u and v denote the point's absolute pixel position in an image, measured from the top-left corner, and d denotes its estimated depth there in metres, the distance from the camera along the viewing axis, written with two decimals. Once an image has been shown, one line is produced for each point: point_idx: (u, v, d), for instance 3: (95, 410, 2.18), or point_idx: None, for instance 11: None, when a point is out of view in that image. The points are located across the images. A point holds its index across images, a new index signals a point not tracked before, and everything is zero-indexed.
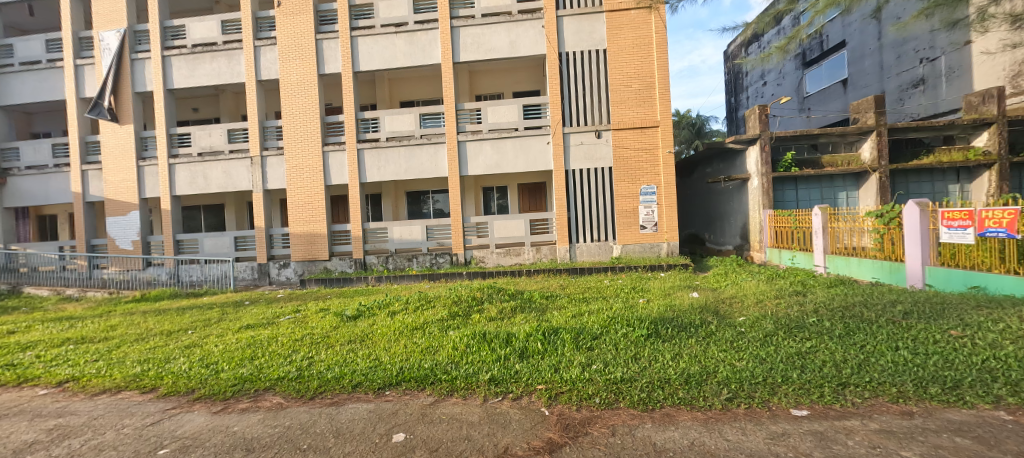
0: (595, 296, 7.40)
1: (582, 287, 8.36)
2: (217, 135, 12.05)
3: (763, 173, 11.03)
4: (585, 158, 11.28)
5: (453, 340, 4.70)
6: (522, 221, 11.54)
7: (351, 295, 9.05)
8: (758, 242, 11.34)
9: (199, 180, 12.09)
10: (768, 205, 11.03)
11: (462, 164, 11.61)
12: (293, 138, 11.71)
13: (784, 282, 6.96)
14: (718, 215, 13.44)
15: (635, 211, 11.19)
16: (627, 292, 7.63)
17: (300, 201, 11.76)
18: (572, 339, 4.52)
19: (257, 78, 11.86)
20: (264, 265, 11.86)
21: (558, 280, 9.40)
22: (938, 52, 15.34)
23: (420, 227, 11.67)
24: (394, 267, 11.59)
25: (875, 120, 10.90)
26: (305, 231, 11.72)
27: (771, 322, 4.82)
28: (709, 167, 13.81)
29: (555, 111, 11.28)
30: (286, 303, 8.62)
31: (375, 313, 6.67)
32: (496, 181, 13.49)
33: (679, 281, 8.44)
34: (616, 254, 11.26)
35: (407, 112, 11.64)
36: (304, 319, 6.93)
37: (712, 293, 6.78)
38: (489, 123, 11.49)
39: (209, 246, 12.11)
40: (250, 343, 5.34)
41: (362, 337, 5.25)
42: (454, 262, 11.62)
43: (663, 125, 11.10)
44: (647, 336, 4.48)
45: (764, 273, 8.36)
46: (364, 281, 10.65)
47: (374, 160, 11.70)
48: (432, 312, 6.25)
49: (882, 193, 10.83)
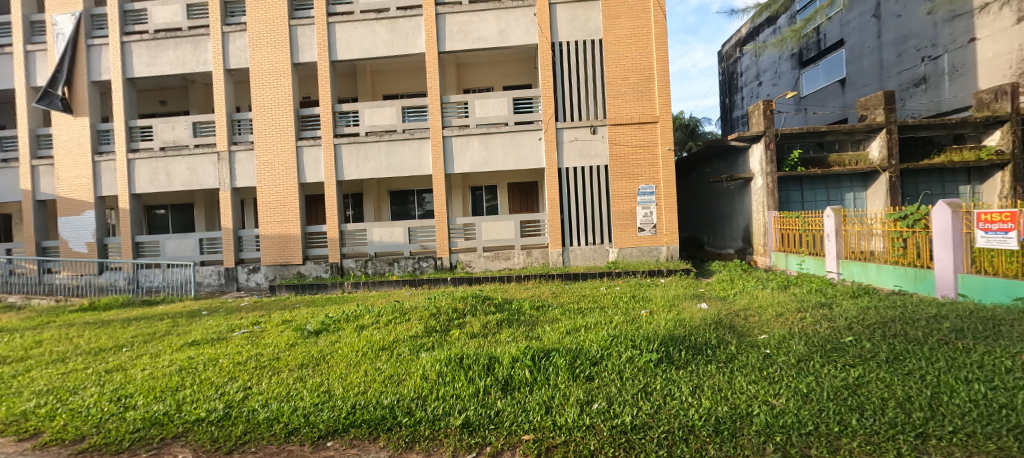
0: (593, 307, 6.61)
1: (577, 296, 7.59)
2: (182, 128, 11.11)
3: (768, 172, 10.36)
4: (580, 155, 10.54)
5: (423, 365, 3.90)
6: (512, 223, 10.75)
7: (321, 305, 8.18)
8: (762, 245, 10.67)
9: (161, 177, 11.15)
10: (773, 206, 10.35)
11: (447, 161, 10.78)
12: (263, 132, 10.81)
13: (800, 291, 6.25)
14: (718, 217, 12.81)
15: (633, 212, 10.45)
16: (626, 302, 6.84)
17: (270, 201, 10.85)
18: (567, 364, 3.74)
19: (226, 67, 10.96)
20: (232, 270, 10.94)
21: (550, 287, 8.64)
22: (940, 50, 14.76)
23: (402, 228, 10.81)
24: (373, 272, 10.70)
25: (886, 117, 10.28)
26: (276, 233, 10.82)
27: (803, 342, 4.07)
28: (709, 167, 13.16)
29: (547, 105, 10.52)
30: (248, 313, 7.75)
31: (340, 328, 5.83)
32: (485, 181, 12.71)
33: (682, 288, 7.70)
34: (612, 258, 10.50)
35: (389, 105, 10.80)
36: (260, 334, 6.08)
37: (723, 304, 6.02)
38: (477, 117, 10.71)
39: (173, 248, 11.16)
40: (183, 368, 4.51)
41: (318, 359, 4.44)
42: (439, 267, 10.77)
43: (662, 120, 10.38)
44: (658, 360, 3.72)
45: (773, 280, 7.66)
46: (339, 287, 9.80)
47: (352, 157, 10.83)
48: (405, 327, 5.42)
49: (893, 194, 10.21)
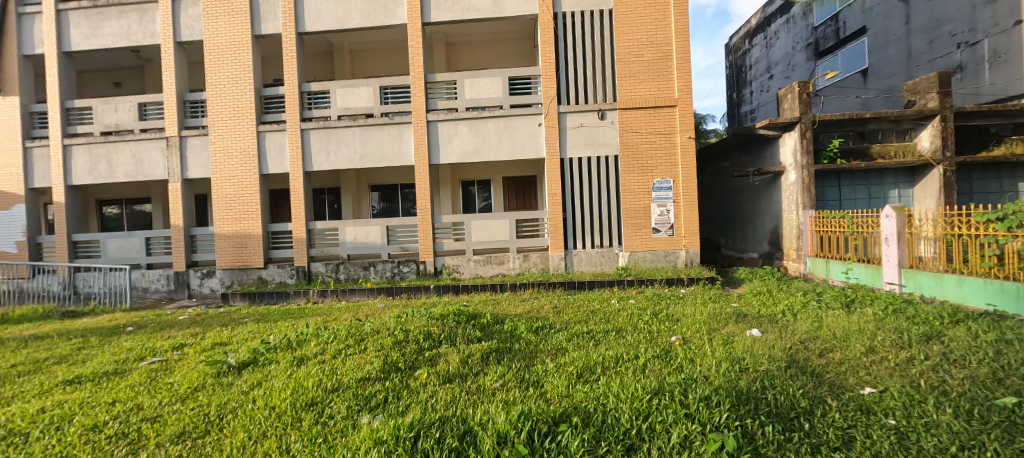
0: (607, 330, 5.14)
1: (585, 314, 6.14)
2: (126, 110, 9.60)
3: (803, 165, 8.94)
4: (586, 144, 9.09)
5: (352, 447, 2.47)
6: (507, 222, 9.31)
7: (272, 322, 6.73)
8: (795, 250, 9.27)
9: (102, 167, 9.63)
10: (809, 205, 8.95)
11: (431, 149, 9.29)
12: (219, 115, 9.33)
13: (876, 314, 4.83)
14: (739, 217, 11.40)
15: (647, 210, 9.01)
16: (651, 324, 5.40)
17: (227, 194, 9.35)
18: (585, 452, 2.34)
19: (176, 40, 9.47)
20: (182, 274, 9.44)
21: (551, 299, 7.21)
22: (980, 35, 13.29)
23: (379, 228, 9.31)
24: (346, 278, 9.25)
25: (939, 102, 8.90)
26: (234, 232, 9.34)
27: (949, 410, 2.68)
28: (727, 161, 11.70)
29: (548, 86, 9.07)
30: (179, 332, 6.30)
31: (274, 360, 4.37)
32: (477, 175, 11.28)
33: (714, 305, 6.29)
34: (622, 263, 9.06)
35: (365, 85, 9.31)
36: (167, 368, 4.60)
37: (781, 331, 4.58)
38: (466, 99, 9.22)
39: (115, 249, 9.64)
40: (8, 434, 3.04)
41: (211, 424, 2.99)
42: (422, 272, 9.29)
43: (682, 104, 8.95)
44: (736, 447, 2.32)
45: (825, 295, 6.27)
46: (303, 296, 8.38)
47: (321, 144, 9.34)
48: (356, 362, 3.98)
49: (947, 192, 8.81)
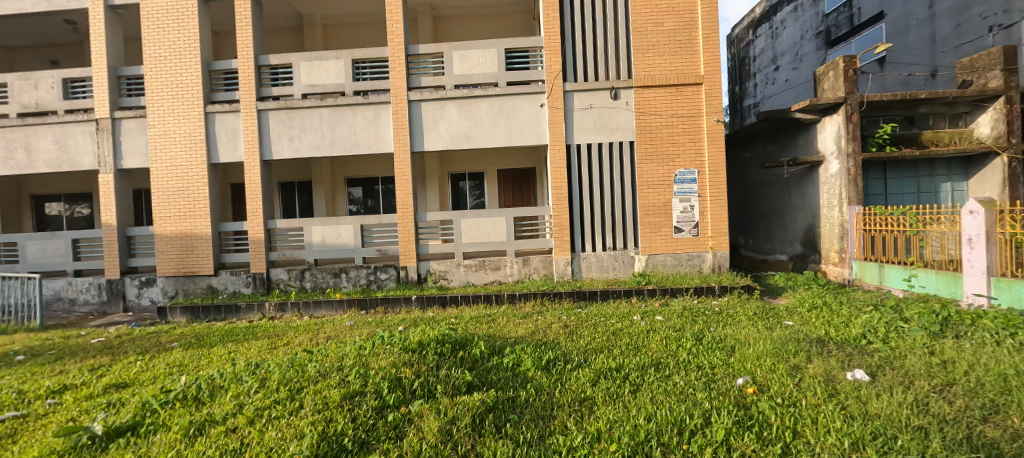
0: (645, 367, 3.79)
1: (606, 337, 4.76)
2: (47, 87, 8.05)
3: (849, 154, 7.66)
4: (596, 128, 7.73)
5: None
6: (503, 220, 7.90)
7: (205, 348, 5.27)
8: (837, 252, 7.98)
9: (18, 154, 8.07)
10: (856, 200, 7.67)
11: (414, 135, 7.85)
12: (160, 93, 7.83)
13: (1015, 350, 3.53)
14: (762, 215, 10.13)
15: (667, 207, 7.68)
16: (700, 355, 4.04)
17: (169, 188, 7.84)
18: None
19: (107, 3, 7.93)
20: (115, 283, 7.93)
21: (560, 315, 5.84)
22: (1017, 16, 11.71)
23: (352, 227, 7.84)
24: (312, 287, 7.77)
25: (1004, 81, 7.66)
26: (178, 232, 7.84)
27: None
28: (749, 151, 10.42)
29: (551, 59, 7.68)
30: (77, 364, 4.84)
31: (163, 428, 2.94)
32: (467, 167, 9.87)
33: (767, 326, 4.97)
34: (639, 269, 7.72)
35: (335, 57, 7.82)
36: (11, 434, 3.16)
37: (898, 374, 3.24)
38: (455, 75, 7.79)
39: (36, 254, 8.08)
40: None
41: None
42: (403, 280, 7.84)
43: (709, 81, 7.61)
44: None
45: (905, 312, 4.99)
46: (257, 310, 6.92)
47: (282, 128, 7.86)
48: (276, 441, 2.56)
49: (1013, 185, 7.58)
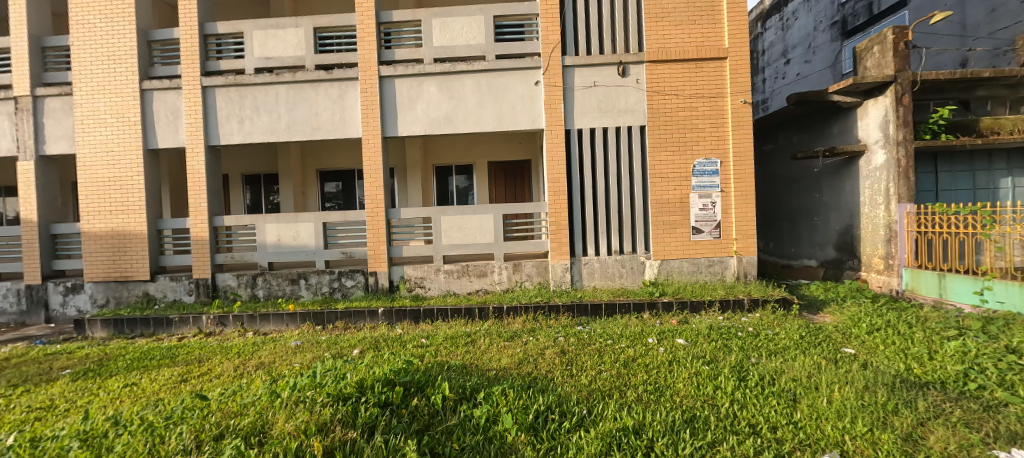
0: (679, 427, 2.62)
1: (616, 372, 3.59)
2: None
3: (900, 142, 6.49)
4: (600, 110, 6.57)
5: None
6: (490, 218, 6.73)
7: (99, 379, 4.09)
8: (881, 257, 6.82)
9: None
10: (907, 195, 6.49)
11: (386, 117, 6.68)
12: (88, 66, 6.66)
13: None
14: (787, 215, 8.96)
15: (684, 203, 6.52)
16: (752, 407, 2.85)
17: (98, 178, 6.68)
18: None
19: None
20: (36, 289, 6.76)
21: (556, 337, 4.66)
22: None
23: (313, 225, 6.68)
24: (266, 296, 6.61)
25: None
26: (109, 230, 6.68)
27: None
28: (771, 142, 9.28)
29: (548, 28, 6.50)
30: None
31: None
32: (454, 158, 8.71)
33: (827, 356, 3.79)
34: (650, 276, 6.56)
35: (293, 25, 6.65)
36: None
37: None
38: (434, 47, 6.63)
39: None
40: None
41: None
42: (372, 288, 6.65)
43: (734, 55, 6.44)
44: None
45: (1006, 340, 3.83)
46: (194, 324, 5.76)
47: (232, 108, 6.70)
48: None
49: None
